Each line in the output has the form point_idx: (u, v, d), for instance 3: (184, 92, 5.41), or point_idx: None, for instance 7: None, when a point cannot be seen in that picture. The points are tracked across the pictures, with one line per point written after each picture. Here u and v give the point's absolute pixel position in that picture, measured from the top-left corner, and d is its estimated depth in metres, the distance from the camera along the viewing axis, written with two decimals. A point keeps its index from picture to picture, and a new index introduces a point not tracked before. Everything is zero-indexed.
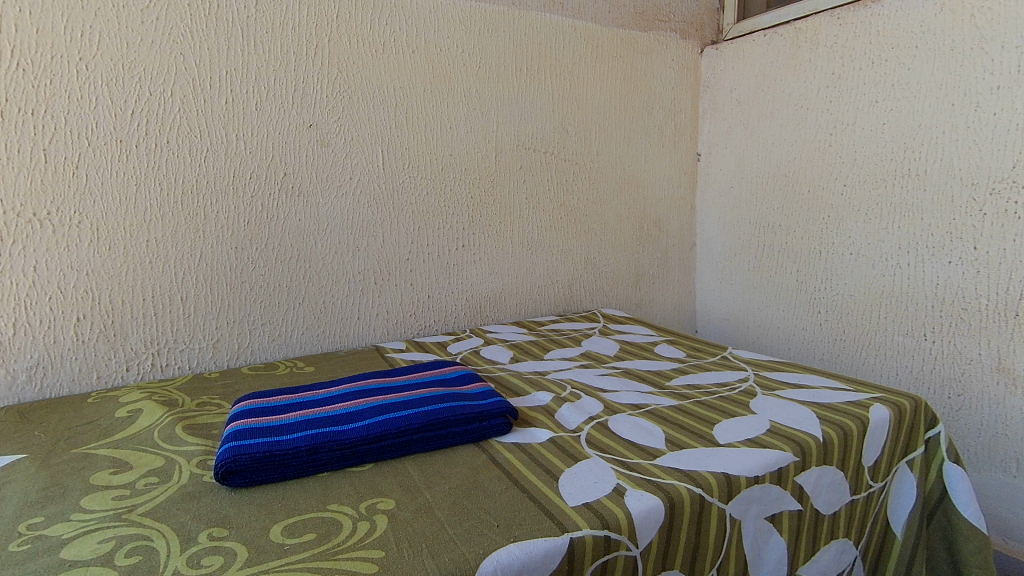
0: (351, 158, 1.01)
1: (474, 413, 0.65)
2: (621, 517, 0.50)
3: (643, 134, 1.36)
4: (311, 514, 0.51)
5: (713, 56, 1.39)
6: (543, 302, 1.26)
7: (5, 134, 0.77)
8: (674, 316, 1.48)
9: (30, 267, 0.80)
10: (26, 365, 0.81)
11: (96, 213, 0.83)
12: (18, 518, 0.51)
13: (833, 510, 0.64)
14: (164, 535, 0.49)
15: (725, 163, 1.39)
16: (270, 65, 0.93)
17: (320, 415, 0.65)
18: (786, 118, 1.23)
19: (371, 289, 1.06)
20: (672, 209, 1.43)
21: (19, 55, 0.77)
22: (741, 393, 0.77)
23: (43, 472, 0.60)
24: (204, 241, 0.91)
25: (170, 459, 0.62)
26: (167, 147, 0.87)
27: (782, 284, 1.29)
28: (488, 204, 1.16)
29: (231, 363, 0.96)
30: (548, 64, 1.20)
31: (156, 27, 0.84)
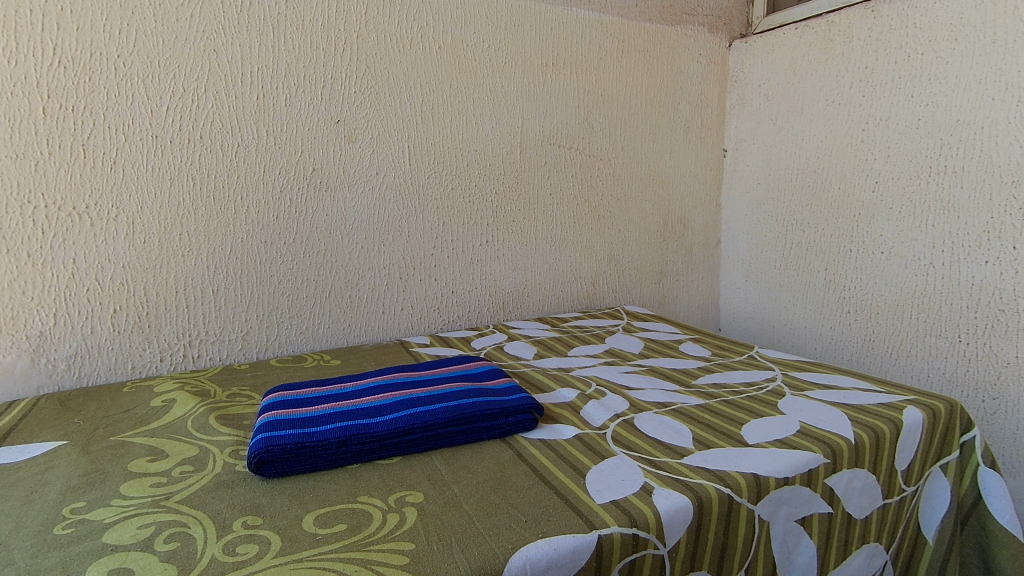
0: (378, 154, 1.02)
1: (500, 408, 0.65)
2: (650, 516, 0.50)
3: (669, 130, 1.34)
4: (342, 505, 0.52)
5: (742, 50, 1.37)
6: (565, 298, 1.26)
7: (47, 130, 0.79)
8: (697, 314, 1.46)
9: (69, 259, 0.82)
10: (65, 354, 0.84)
11: (131, 207, 0.85)
12: (61, 503, 0.53)
13: (864, 515, 0.63)
14: (200, 522, 0.50)
15: (753, 159, 1.37)
16: (299, 62, 0.94)
17: (348, 408, 0.66)
18: (816, 113, 1.21)
19: (396, 284, 1.07)
20: (697, 205, 1.42)
21: (60, 53, 0.79)
22: (768, 393, 0.76)
23: (83, 458, 0.62)
24: (235, 235, 0.92)
25: (204, 448, 0.64)
26: (200, 143, 0.88)
27: (810, 283, 1.27)
28: (513, 200, 1.16)
29: (260, 355, 0.97)
30: (574, 58, 1.20)
31: (189, 24, 0.86)
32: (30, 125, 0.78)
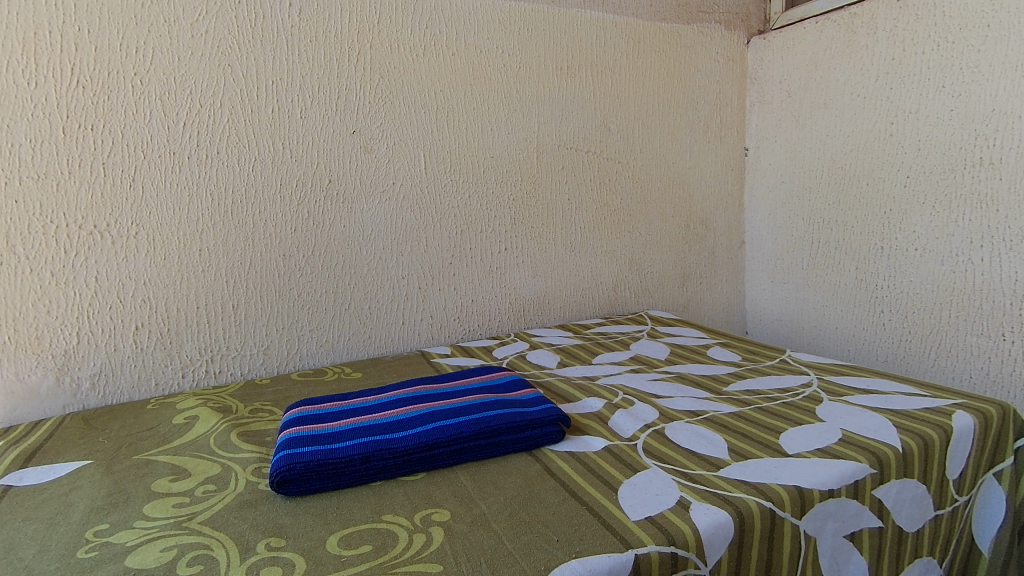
0: (394, 163, 1.01)
1: (526, 421, 0.63)
2: (689, 533, 0.47)
3: (688, 130, 1.32)
4: (367, 525, 0.51)
5: (761, 46, 1.34)
6: (587, 304, 1.24)
7: (67, 150, 0.80)
8: (723, 317, 1.43)
9: (91, 277, 0.83)
10: (89, 373, 0.84)
11: (151, 224, 0.85)
12: (85, 525, 0.52)
13: (915, 527, 0.59)
14: (223, 544, 0.49)
15: (776, 157, 1.33)
16: (314, 74, 0.93)
17: (371, 423, 0.64)
18: (841, 108, 1.17)
19: (415, 294, 1.06)
20: (719, 206, 1.38)
21: (79, 73, 0.79)
22: (805, 399, 0.72)
23: (107, 478, 0.61)
24: (254, 249, 0.92)
25: (226, 466, 0.63)
26: (218, 158, 0.88)
27: (839, 282, 1.23)
28: (531, 206, 1.15)
29: (281, 369, 0.97)
30: (589, 61, 1.18)
31: (205, 40, 0.86)
32: (51, 145, 0.79)
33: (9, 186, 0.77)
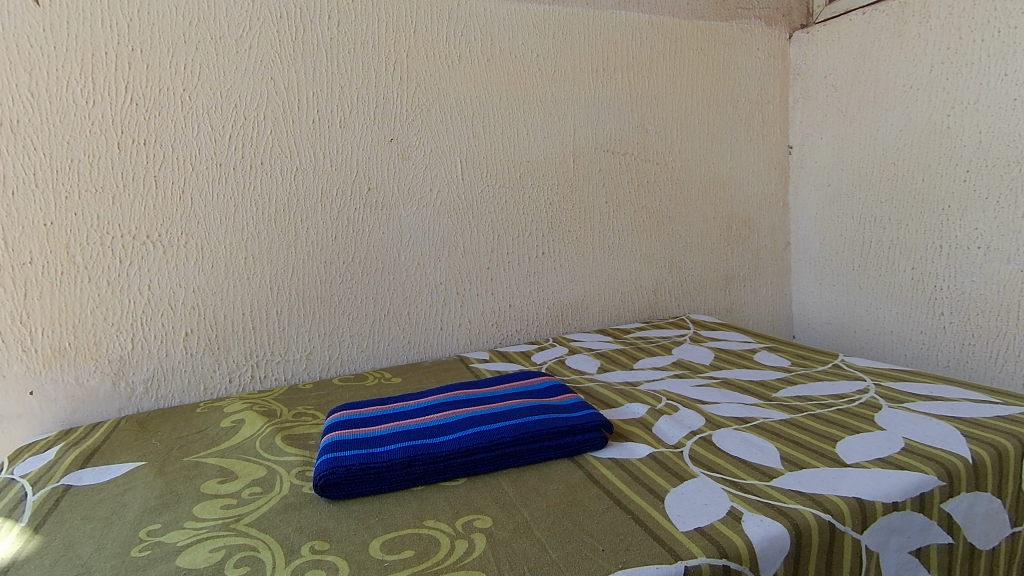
0: (431, 170, 1.02)
1: (567, 426, 0.62)
2: (741, 546, 0.45)
3: (728, 129, 1.28)
4: (409, 530, 0.50)
5: (804, 41, 1.29)
6: (626, 309, 1.22)
7: (123, 164, 0.83)
8: (768, 321, 1.38)
9: (144, 285, 0.86)
10: (143, 377, 0.87)
11: (200, 233, 0.88)
12: (139, 525, 0.54)
13: (990, 545, 0.55)
14: (269, 546, 0.49)
15: (822, 155, 1.28)
16: (353, 84, 0.95)
17: (411, 428, 0.64)
18: (893, 101, 1.12)
19: (453, 299, 1.06)
20: (763, 206, 1.34)
21: (132, 90, 0.83)
22: (863, 406, 0.69)
23: (159, 480, 0.63)
24: (297, 256, 0.94)
25: (272, 469, 0.64)
26: (262, 168, 0.91)
27: (894, 284, 1.17)
28: (568, 210, 1.14)
29: (323, 374, 0.98)
30: (626, 62, 1.16)
31: (248, 55, 0.89)
32: (108, 159, 0.83)
33: (70, 199, 0.81)
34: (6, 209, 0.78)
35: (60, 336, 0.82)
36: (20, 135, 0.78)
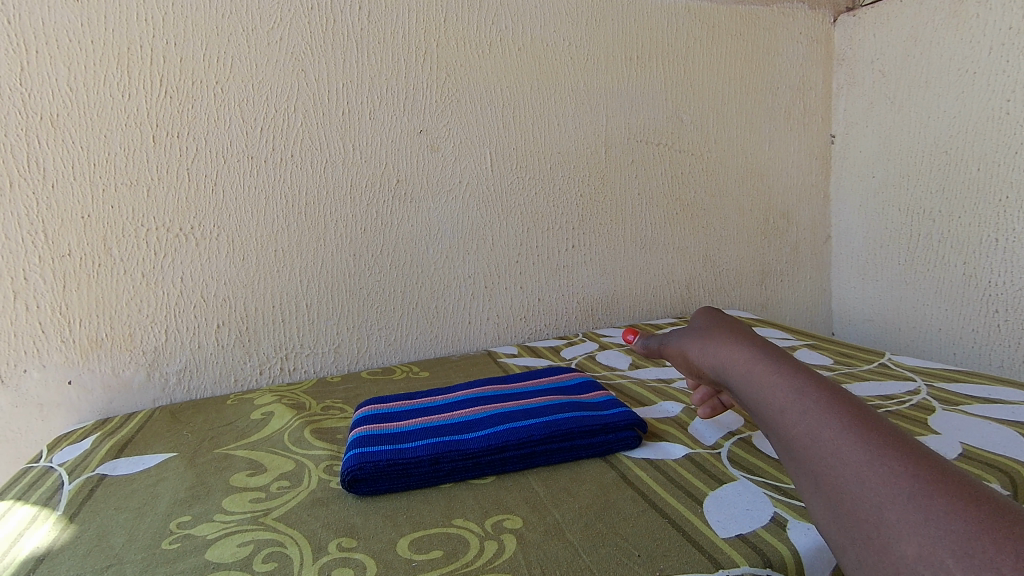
0: (460, 162, 1.00)
1: (600, 424, 0.60)
2: (787, 555, 0.43)
3: (767, 118, 1.23)
4: (437, 529, 0.49)
5: (850, 24, 1.23)
6: (658, 303, 1.18)
7: (157, 157, 0.84)
8: (806, 317, 1.33)
9: (178, 277, 0.87)
10: (176, 368, 0.88)
11: (231, 226, 0.89)
12: (170, 517, 0.54)
13: None
14: (296, 542, 0.49)
15: (867, 143, 1.22)
16: (383, 75, 0.94)
17: (439, 423, 0.63)
18: (946, 86, 1.06)
19: (482, 293, 1.04)
20: (803, 198, 1.29)
21: (166, 83, 0.83)
22: (915, 409, 0.66)
23: (190, 471, 0.63)
24: (326, 249, 0.94)
25: (300, 463, 0.63)
26: (292, 161, 0.91)
27: (943, 279, 1.11)
28: (599, 202, 1.11)
29: (351, 368, 0.98)
30: (661, 49, 1.13)
31: (279, 47, 0.88)
32: (143, 152, 0.83)
33: (106, 192, 0.82)
34: (45, 202, 0.80)
35: (97, 327, 0.84)
36: (59, 129, 0.79)
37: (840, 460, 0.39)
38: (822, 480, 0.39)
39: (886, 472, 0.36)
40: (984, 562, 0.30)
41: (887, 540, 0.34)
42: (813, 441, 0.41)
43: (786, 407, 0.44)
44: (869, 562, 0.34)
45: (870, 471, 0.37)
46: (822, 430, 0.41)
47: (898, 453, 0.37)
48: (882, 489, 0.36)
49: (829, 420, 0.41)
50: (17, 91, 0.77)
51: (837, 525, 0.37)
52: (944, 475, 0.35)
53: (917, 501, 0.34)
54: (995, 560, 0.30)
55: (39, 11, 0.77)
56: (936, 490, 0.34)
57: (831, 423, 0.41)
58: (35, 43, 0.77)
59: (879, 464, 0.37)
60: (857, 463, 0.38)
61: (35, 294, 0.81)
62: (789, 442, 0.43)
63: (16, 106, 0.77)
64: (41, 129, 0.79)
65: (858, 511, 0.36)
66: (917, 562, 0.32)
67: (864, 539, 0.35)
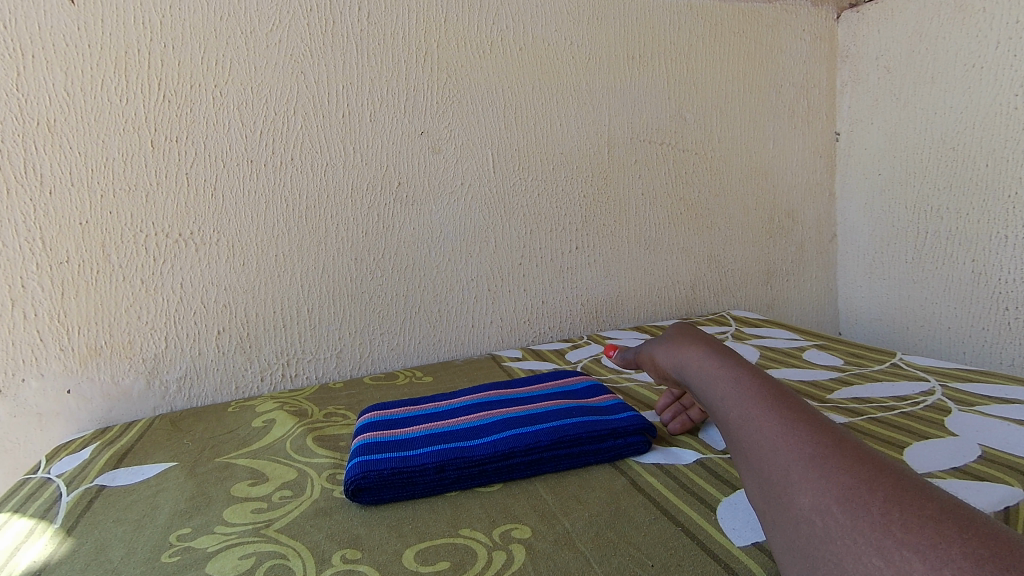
0: (462, 163, 0.99)
1: (608, 429, 0.58)
2: None
3: (771, 116, 1.22)
4: (444, 540, 0.48)
5: (853, 21, 1.22)
6: (663, 304, 1.17)
7: (155, 162, 0.83)
8: (813, 317, 1.32)
9: (177, 283, 0.86)
10: (176, 376, 0.87)
11: (231, 231, 0.87)
12: (169, 529, 0.53)
13: None
14: (300, 554, 0.47)
15: (872, 140, 1.21)
16: (383, 76, 0.93)
17: (444, 430, 0.62)
18: (952, 82, 1.05)
19: (485, 296, 1.03)
20: (808, 196, 1.27)
21: (164, 87, 0.82)
22: (930, 410, 0.64)
23: (191, 481, 0.62)
24: (326, 253, 0.93)
25: (303, 472, 0.62)
26: (292, 165, 0.89)
27: (952, 277, 1.10)
28: (602, 202, 1.10)
29: (353, 373, 0.97)
30: (663, 48, 1.12)
31: (278, 49, 0.87)
32: (141, 157, 0.82)
33: (104, 198, 0.81)
34: (42, 208, 0.79)
35: (96, 335, 0.83)
36: (56, 135, 0.78)
37: (760, 431, 0.40)
38: (746, 451, 0.41)
39: (795, 437, 0.38)
40: (861, 506, 0.32)
41: (789, 496, 0.35)
42: (740, 420, 0.43)
43: (722, 393, 0.46)
44: (776, 518, 0.36)
45: (781, 438, 0.39)
46: (748, 408, 0.43)
47: (810, 423, 0.39)
48: (789, 453, 0.37)
49: (756, 399, 0.43)
50: (14, 97, 0.76)
51: (756, 491, 0.38)
52: (846, 440, 0.37)
53: (816, 460, 0.36)
54: (871, 503, 0.32)
55: (36, 16, 0.76)
56: (835, 451, 0.36)
57: (757, 401, 0.43)
58: (32, 48, 0.76)
59: (790, 432, 0.39)
60: (772, 432, 0.40)
61: (33, 302, 0.79)
62: (724, 425, 0.45)
63: (12, 111, 0.76)
64: (38, 135, 0.78)
65: (768, 474, 0.37)
66: (811, 512, 0.33)
67: (772, 498, 0.36)
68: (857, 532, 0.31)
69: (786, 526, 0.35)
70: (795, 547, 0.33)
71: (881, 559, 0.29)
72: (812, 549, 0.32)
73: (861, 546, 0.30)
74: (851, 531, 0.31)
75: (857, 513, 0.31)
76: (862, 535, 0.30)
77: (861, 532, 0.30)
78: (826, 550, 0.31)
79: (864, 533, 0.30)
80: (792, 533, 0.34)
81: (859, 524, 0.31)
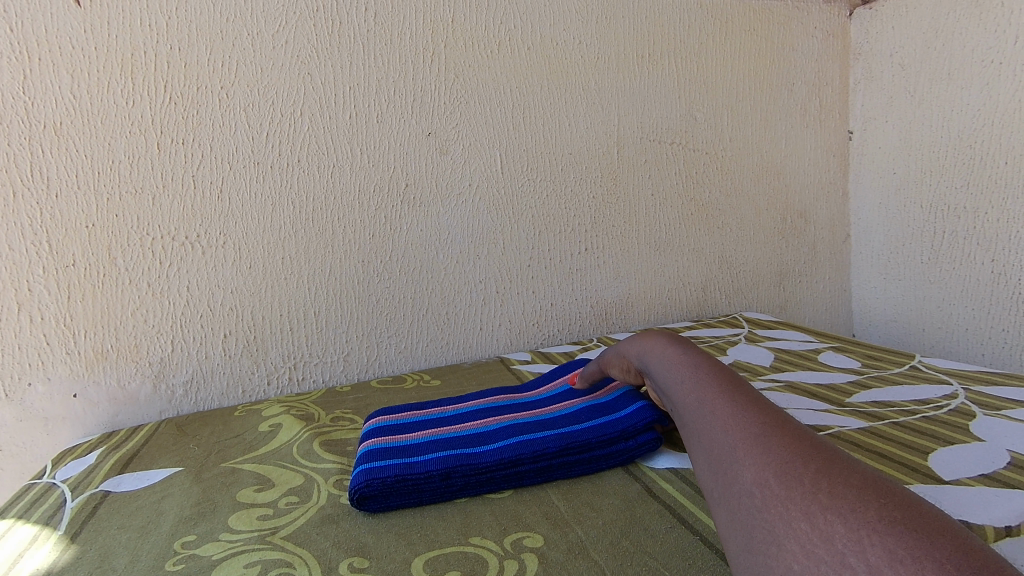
0: (469, 164, 0.98)
1: (618, 432, 0.57)
2: None
3: (783, 115, 1.20)
4: (453, 548, 0.47)
5: (867, 18, 1.20)
6: (675, 306, 1.15)
7: (162, 164, 0.82)
8: (826, 319, 1.29)
9: (184, 287, 0.85)
10: (183, 380, 0.86)
11: (238, 233, 0.87)
12: (174, 536, 0.52)
13: None
14: (306, 562, 0.46)
15: (887, 139, 1.19)
16: (390, 76, 0.92)
17: (450, 436, 0.60)
18: (969, 79, 1.03)
19: (493, 298, 1.02)
20: (820, 196, 1.25)
21: (171, 90, 0.82)
22: (954, 414, 0.62)
23: (196, 487, 0.61)
24: (333, 255, 0.92)
25: (309, 477, 0.61)
26: (299, 166, 0.89)
27: (971, 277, 1.08)
28: (613, 203, 1.08)
29: (361, 376, 0.96)
30: (673, 47, 1.10)
31: (285, 50, 0.87)
32: (147, 160, 0.82)
33: (111, 201, 0.81)
34: (49, 211, 0.78)
35: (103, 339, 0.82)
36: (63, 137, 0.78)
37: (712, 413, 0.38)
38: (697, 433, 0.38)
39: (744, 417, 0.36)
40: (796, 477, 0.30)
41: (732, 471, 0.33)
42: (696, 403, 0.40)
43: (681, 379, 0.44)
44: (717, 494, 0.33)
45: (730, 418, 0.36)
46: (704, 392, 0.41)
47: (760, 406, 0.37)
48: (734, 431, 0.35)
49: (713, 384, 0.41)
50: (20, 100, 0.76)
51: (702, 472, 0.36)
52: (792, 423, 0.35)
53: (761, 438, 0.34)
54: (805, 474, 0.30)
55: (43, 18, 0.76)
56: (780, 430, 0.34)
57: (713, 385, 0.41)
58: (38, 51, 0.76)
59: (740, 412, 0.37)
60: (723, 412, 0.37)
61: (40, 306, 0.79)
62: (679, 411, 0.42)
63: (18, 115, 0.76)
64: (45, 137, 0.77)
65: (715, 452, 0.35)
66: (753, 486, 0.31)
67: (715, 476, 0.34)
68: (790, 501, 0.29)
69: (727, 502, 0.32)
70: (732, 520, 0.31)
71: (808, 524, 0.27)
72: (748, 519, 0.30)
73: (792, 513, 0.28)
74: (783, 500, 0.29)
75: (792, 484, 0.29)
76: (793, 504, 0.28)
77: (794, 502, 0.29)
78: (760, 520, 0.29)
79: (796, 501, 0.28)
80: (731, 508, 0.32)
81: (792, 494, 0.29)
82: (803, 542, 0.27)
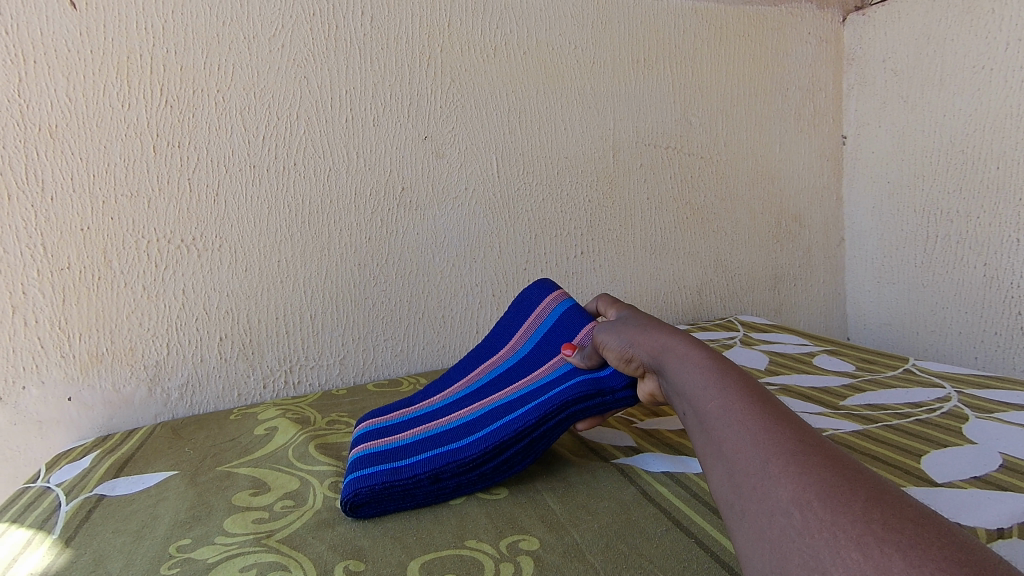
0: (465, 168, 0.98)
1: (593, 387, 0.54)
2: None
3: (778, 119, 1.21)
4: (449, 551, 0.47)
5: (860, 24, 1.21)
6: (670, 310, 1.16)
7: (157, 167, 0.82)
8: (821, 322, 1.30)
9: (179, 289, 0.85)
10: (178, 383, 0.86)
11: (234, 237, 0.87)
12: (169, 539, 0.51)
13: None
14: (301, 565, 0.46)
15: (880, 144, 1.20)
16: (386, 80, 0.92)
17: (437, 431, 0.60)
18: (961, 84, 1.04)
19: (489, 301, 1.02)
20: (814, 200, 1.26)
21: (167, 92, 0.82)
22: (947, 417, 0.63)
23: (192, 490, 0.61)
24: (330, 258, 0.92)
25: (305, 481, 0.61)
26: (295, 170, 0.89)
27: (963, 281, 1.09)
28: (609, 207, 1.09)
29: (357, 380, 0.96)
30: (668, 51, 1.11)
31: (282, 53, 0.87)
32: (143, 163, 0.82)
33: (106, 204, 0.81)
34: (44, 214, 0.78)
35: (97, 341, 0.82)
36: (58, 140, 0.78)
37: (742, 424, 0.38)
38: (719, 442, 0.38)
39: (777, 433, 0.36)
40: (843, 503, 0.30)
41: (764, 489, 0.34)
42: (720, 410, 0.40)
43: (704, 383, 0.43)
44: (745, 510, 0.34)
45: (764, 433, 0.36)
46: (731, 400, 0.40)
47: (794, 424, 0.37)
48: (768, 447, 0.35)
49: (738, 392, 0.40)
50: (16, 103, 0.76)
51: (722, 482, 0.36)
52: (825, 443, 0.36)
53: (798, 458, 0.34)
54: (853, 501, 0.30)
55: (38, 22, 0.76)
56: (818, 452, 0.34)
57: (740, 394, 0.40)
58: (34, 53, 0.76)
59: (773, 428, 0.37)
60: (754, 427, 0.37)
61: (34, 309, 0.79)
62: (697, 415, 0.41)
63: (14, 118, 0.76)
64: (40, 140, 0.77)
65: (744, 466, 0.35)
66: (790, 505, 0.32)
67: (743, 491, 0.34)
68: (838, 528, 0.29)
69: (756, 518, 0.33)
70: (766, 539, 0.32)
71: (861, 554, 0.28)
72: (786, 542, 0.31)
73: (842, 541, 0.29)
74: (830, 525, 0.30)
75: (840, 510, 0.30)
76: (842, 531, 0.29)
77: (842, 529, 0.29)
78: (802, 544, 0.30)
79: (844, 529, 0.29)
80: (764, 527, 0.32)
81: (841, 521, 0.30)
82: (854, 571, 0.28)
